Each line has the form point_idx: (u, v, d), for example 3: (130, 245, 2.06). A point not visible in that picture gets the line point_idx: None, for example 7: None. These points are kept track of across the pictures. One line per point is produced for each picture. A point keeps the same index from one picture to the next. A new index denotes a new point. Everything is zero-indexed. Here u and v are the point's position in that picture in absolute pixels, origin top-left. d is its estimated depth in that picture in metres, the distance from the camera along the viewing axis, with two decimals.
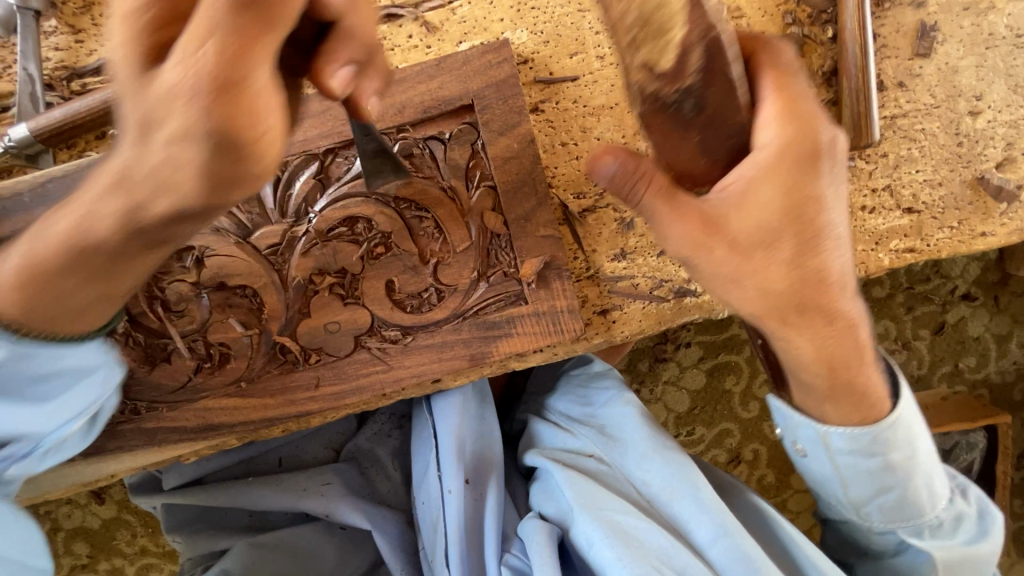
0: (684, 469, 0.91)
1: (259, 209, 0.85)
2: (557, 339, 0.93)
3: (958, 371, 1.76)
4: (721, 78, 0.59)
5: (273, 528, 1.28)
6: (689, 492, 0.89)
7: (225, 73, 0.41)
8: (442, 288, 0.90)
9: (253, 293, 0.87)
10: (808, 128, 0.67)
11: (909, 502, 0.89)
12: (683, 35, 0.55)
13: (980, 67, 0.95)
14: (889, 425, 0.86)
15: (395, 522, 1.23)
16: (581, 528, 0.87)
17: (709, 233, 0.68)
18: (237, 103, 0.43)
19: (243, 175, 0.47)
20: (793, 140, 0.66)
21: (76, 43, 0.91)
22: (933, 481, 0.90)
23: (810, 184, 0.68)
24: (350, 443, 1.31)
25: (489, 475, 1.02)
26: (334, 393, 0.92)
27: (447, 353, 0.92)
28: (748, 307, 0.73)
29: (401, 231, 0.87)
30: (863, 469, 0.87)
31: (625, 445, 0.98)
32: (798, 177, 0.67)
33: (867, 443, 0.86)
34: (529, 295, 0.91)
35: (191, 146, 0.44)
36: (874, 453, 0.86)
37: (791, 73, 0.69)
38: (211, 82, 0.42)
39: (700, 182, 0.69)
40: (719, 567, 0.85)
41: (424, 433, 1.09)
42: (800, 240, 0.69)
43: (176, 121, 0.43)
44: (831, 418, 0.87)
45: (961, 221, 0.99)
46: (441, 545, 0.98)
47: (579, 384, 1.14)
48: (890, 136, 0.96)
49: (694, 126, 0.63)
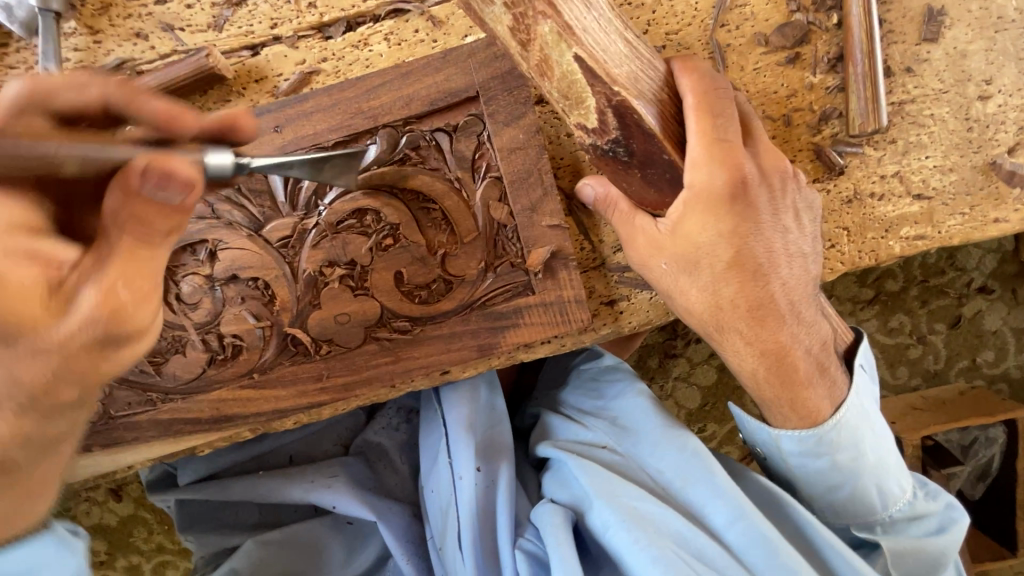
0: (699, 456, 0.91)
1: (270, 202, 0.86)
2: (565, 329, 0.93)
3: (975, 365, 1.73)
4: (637, 130, 0.81)
5: (284, 523, 1.30)
6: (704, 478, 0.89)
7: (123, 275, 0.57)
8: (450, 279, 0.91)
9: (265, 285, 0.89)
10: (730, 166, 0.82)
11: (860, 499, 0.91)
12: (596, 104, 0.79)
13: (990, 51, 0.95)
14: (835, 429, 0.89)
15: (404, 515, 1.24)
16: (596, 512, 0.88)
17: (655, 247, 0.86)
18: (135, 291, 0.58)
19: (126, 345, 0.60)
20: (713, 178, 0.81)
21: (94, 43, 0.86)
22: (887, 481, 0.90)
23: (733, 213, 0.83)
24: (359, 437, 1.32)
25: (500, 463, 1.02)
26: (344, 384, 0.93)
27: (455, 344, 0.93)
28: (688, 314, 0.90)
29: (409, 223, 0.88)
30: (810, 468, 0.92)
31: (636, 435, 0.98)
32: (718, 209, 0.82)
33: (810, 444, 0.90)
34: (536, 285, 0.92)
35: (81, 345, 0.56)
36: (817, 452, 0.90)
37: (725, 115, 0.82)
38: (108, 283, 0.56)
39: (658, 207, 0.87)
40: (737, 549, 0.85)
41: (434, 424, 1.10)
42: (726, 258, 0.84)
43: (74, 333, 0.56)
44: (780, 419, 0.92)
45: (972, 206, 0.98)
46: (454, 530, 0.99)
47: (591, 378, 1.14)
48: (898, 122, 0.96)
49: (633, 168, 0.85)
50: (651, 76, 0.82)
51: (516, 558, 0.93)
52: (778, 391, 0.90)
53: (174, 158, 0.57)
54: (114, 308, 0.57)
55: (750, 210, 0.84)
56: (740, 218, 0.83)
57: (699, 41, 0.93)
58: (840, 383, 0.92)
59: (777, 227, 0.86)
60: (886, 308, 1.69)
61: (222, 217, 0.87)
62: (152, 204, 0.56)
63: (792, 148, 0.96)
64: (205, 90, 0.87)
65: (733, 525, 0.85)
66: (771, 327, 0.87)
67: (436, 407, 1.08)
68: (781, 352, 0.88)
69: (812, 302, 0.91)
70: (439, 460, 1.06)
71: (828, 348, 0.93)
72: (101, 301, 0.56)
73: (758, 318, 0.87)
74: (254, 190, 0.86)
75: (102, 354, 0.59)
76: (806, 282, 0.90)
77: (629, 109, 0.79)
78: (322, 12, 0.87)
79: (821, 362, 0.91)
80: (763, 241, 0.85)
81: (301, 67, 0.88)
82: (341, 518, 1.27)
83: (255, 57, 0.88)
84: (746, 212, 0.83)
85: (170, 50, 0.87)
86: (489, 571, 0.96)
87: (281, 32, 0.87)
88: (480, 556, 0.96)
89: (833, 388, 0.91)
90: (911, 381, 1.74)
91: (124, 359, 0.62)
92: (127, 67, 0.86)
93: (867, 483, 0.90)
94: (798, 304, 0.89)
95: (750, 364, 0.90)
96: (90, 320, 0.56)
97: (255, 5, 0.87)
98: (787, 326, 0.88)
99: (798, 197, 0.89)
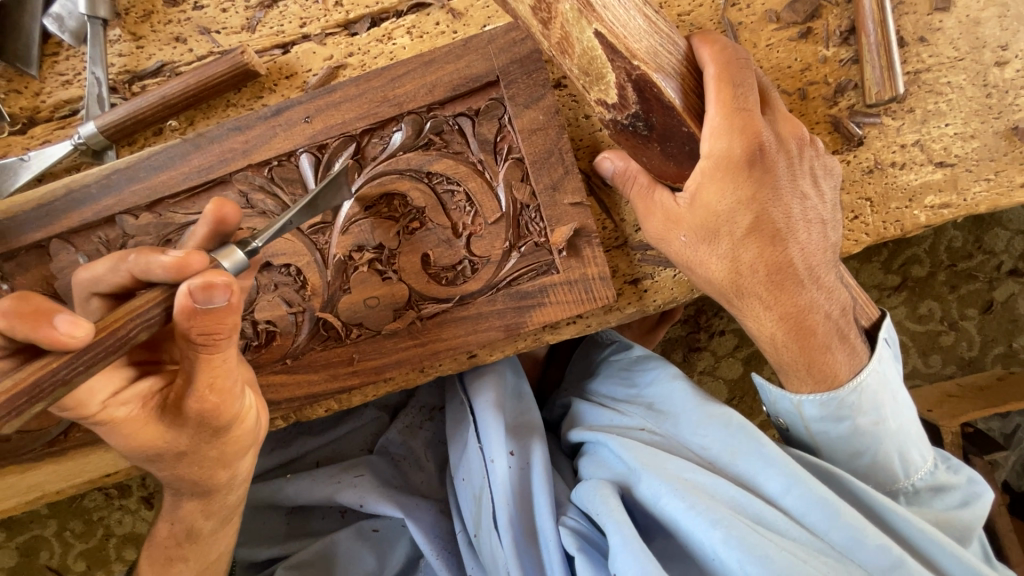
0: (744, 428, 0.89)
1: (302, 190, 0.89)
2: (590, 306, 0.94)
3: (1012, 352, 1.67)
4: (656, 104, 0.83)
5: (312, 533, 1.25)
6: (753, 448, 0.87)
7: (206, 385, 0.63)
8: (476, 260, 0.93)
9: (297, 271, 0.92)
10: (748, 139, 0.82)
11: (881, 467, 0.90)
12: (614, 79, 0.83)
13: (1004, 18, 0.95)
14: (852, 396, 0.88)
15: (436, 516, 1.18)
16: (646, 483, 0.87)
17: (673, 217, 0.87)
18: (224, 393, 0.64)
19: (220, 422, 0.67)
20: (730, 149, 0.82)
21: (137, 48, 0.92)
22: (908, 448, 0.90)
23: (748, 184, 0.84)
24: (383, 437, 1.30)
25: (531, 441, 1.03)
26: (374, 367, 0.95)
27: (482, 326, 0.95)
28: (706, 283, 0.90)
29: (435, 206, 0.91)
30: (830, 436, 0.92)
31: (675, 416, 0.97)
32: (736, 180, 0.83)
33: (827, 409, 0.89)
34: (560, 264, 0.93)
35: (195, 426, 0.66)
36: (833, 415, 0.90)
37: (747, 90, 0.83)
38: (196, 396, 0.63)
39: (679, 178, 0.89)
40: (798, 514, 0.82)
41: (463, 417, 1.12)
42: (744, 225, 0.85)
43: (202, 421, 0.66)
44: (797, 386, 0.92)
45: (998, 172, 0.97)
46: (489, 514, 0.98)
47: (622, 367, 1.14)
48: (916, 91, 0.96)
49: (653, 141, 0.88)
50: (672, 50, 0.84)
51: (561, 534, 0.92)
52: (802, 358, 0.90)
53: (212, 271, 0.57)
54: (207, 411, 0.64)
55: (767, 177, 0.84)
56: (758, 184, 0.84)
57: (710, 21, 0.95)
58: (860, 351, 0.91)
59: (795, 193, 0.87)
60: (914, 294, 1.66)
61: (256, 207, 0.90)
62: (200, 320, 0.56)
63: (808, 121, 0.97)
64: (239, 88, 0.92)
65: (792, 489, 0.83)
66: (794, 294, 0.88)
67: (465, 398, 1.11)
68: (802, 315, 0.88)
69: (828, 272, 0.90)
70: (470, 448, 1.07)
71: (849, 315, 0.92)
72: (199, 409, 0.64)
73: (775, 283, 0.87)
74: (287, 179, 0.89)
75: (224, 441, 0.70)
76: (824, 250, 0.90)
77: (649, 82, 0.81)
78: (348, 10, 0.93)
79: (841, 328, 0.90)
80: (784, 208, 0.86)
81: (329, 62, 0.93)
82: (365, 526, 1.20)
83: (286, 55, 0.93)
84: (763, 183, 0.84)
85: (207, 52, 0.92)
86: (533, 552, 0.94)
87: (310, 30, 0.93)
88: (519, 537, 0.94)
89: (856, 357, 0.90)
90: (945, 369, 1.69)
91: (240, 443, 0.73)
92: (168, 70, 0.92)
93: (888, 450, 0.89)
94: (820, 266, 0.89)
95: (767, 330, 0.90)
96: (199, 425, 0.66)
97: (285, 7, 0.92)
98: (803, 292, 0.88)
99: (815, 163, 0.90)
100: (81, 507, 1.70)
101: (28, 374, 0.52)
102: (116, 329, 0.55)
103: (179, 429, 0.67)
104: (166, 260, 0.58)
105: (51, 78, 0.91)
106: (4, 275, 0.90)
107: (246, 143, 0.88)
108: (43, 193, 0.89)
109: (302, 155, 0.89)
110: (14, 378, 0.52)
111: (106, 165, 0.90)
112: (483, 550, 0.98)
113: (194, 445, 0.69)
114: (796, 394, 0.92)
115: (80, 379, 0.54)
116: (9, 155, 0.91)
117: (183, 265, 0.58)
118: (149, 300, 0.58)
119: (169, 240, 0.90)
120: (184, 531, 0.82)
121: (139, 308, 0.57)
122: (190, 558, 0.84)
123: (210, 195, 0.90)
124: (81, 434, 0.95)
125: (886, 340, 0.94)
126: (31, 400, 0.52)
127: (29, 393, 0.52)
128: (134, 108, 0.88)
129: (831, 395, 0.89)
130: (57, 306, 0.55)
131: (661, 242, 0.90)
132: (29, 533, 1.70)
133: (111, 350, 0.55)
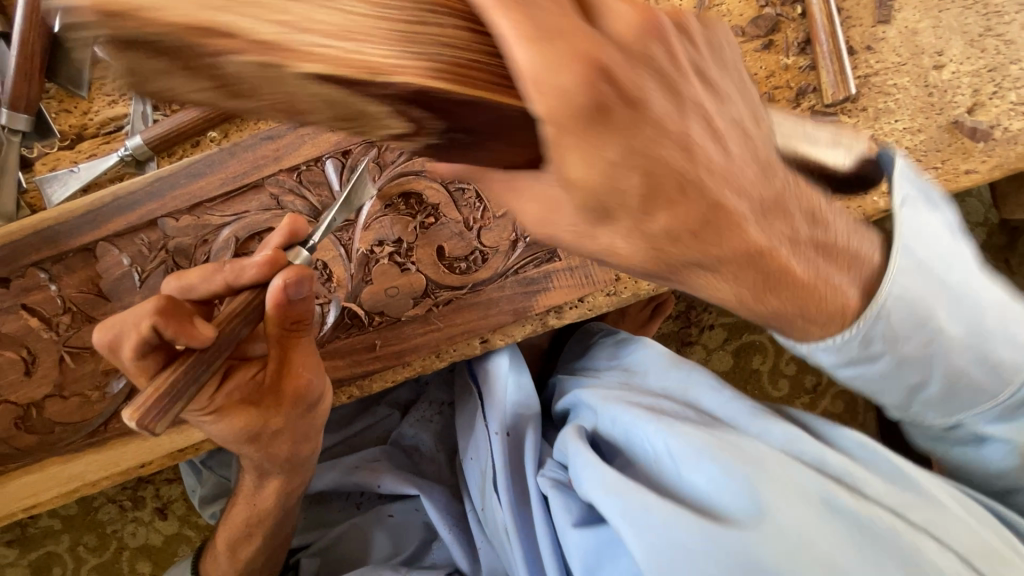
0: (696, 370, 1.02)
1: (329, 192, 0.99)
2: (590, 289, 1.06)
3: None
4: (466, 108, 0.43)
5: (329, 523, 1.30)
6: (701, 382, 1.00)
7: (300, 364, 0.76)
8: (485, 250, 1.03)
9: (324, 266, 1.01)
10: (588, 63, 0.44)
11: (959, 384, 0.71)
12: (377, 104, 0.40)
13: (937, 28, 1.10)
14: (911, 324, 0.68)
15: (448, 497, 1.24)
16: (604, 411, 0.99)
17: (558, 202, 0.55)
18: (313, 369, 0.78)
19: (310, 396, 0.79)
20: (578, 77, 0.43)
21: None
22: (987, 347, 0.70)
23: (608, 128, 0.47)
24: (396, 430, 1.37)
25: (527, 424, 1.12)
26: (395, 352, 1.04)
27: (493, 311, 1.04)
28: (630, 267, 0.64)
29: (447, 203, 1.01)
30: (909, 374, 0.72)
31: (645, 371, 1.09)
32: (592, 136, 0.47)
33: (889, 347, 0.69)
34: (562, 252, 1.04)
35: (293, 407, 0.78)
36: (896, 350, 0.69)
37: None
38: (292, 375, 0.76)
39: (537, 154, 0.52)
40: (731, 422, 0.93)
41: (467, 402, 1.23)
42: (638, 187, 0.53)
43: (294, 399, 0.77)
44: (853, 344, 0.70)
45: (943, 161, 1.08)
46: (490, 480, 1.08)
47: (605, 343, 1.25)
48: (866, 92, 1.10)
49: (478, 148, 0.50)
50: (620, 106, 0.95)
51: (540, 482, 1.00)
52: (797, 298, 0.67)
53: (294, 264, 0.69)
54: (302, 388, 0.77)
55: (641, 116, 0.49)
56: (632, 127, 0.49)
57: None
58: (859, 262, 0.70)
59: (694, 109, 0.54)
60: None
61: (285, 208, 0.99)
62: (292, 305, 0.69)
63: None
64: None
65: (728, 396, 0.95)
66: (739, 233, 0.61)
67: (472, 384, 1.21)
68: (763, 256, 0.63)
69: (776, 177, 0.63)
70: (479, 430, 1.16)
71: (818, 221, 0.68)
72: (296, 386, 0.77)
73: (705, 238, 0.60)
74: (314, 182, 0.99)
75: (311, 418, 0.82)
76: (761, 176, 0.61)
77: (431, 94, 0.40)
78: None
79: (816, 242, 0.68)
80: (680, 140, 0.53)
81: None
82: (382, 512, 1.25)
83: None
84: (642, 112, 0.50)
85: None
86: (523, 510, 1.03)
87: None
88: (513, 497, 1.03)
89: (864, 270, 0.70)
90: None
91: (322, 420, 0.85)
92: None
93: (962, 366, 0.70)
94: (777, 217, 0.64)
95: (733, 291, 0.67)
96: (290, 405, 0.77)
97: None
98: (749, 225, 0.61)
99: (691, 61, 0.54)
100: (95, 521, 1.72)
101: (163, 379, 0.59)
102: (225, 329, 0.65)
103: (274, 408, 0.76)
104: (255, 261, 0.70)
105: (98, 99, 1.03)
106: (52, 276, 0.98)
107: (278, 150, 0.99)
108: (90, 201, 0.97)
109: (328, 160, 0.99)
110: (153, 385, 0.59)
111: (149, 173, 1.00)
112: (489, 518, 1.09)
113: (289, 424, 0.80)
114: (863, 341, 0.69)
115: (203, 378, 0.62)
116: (59, 168, 1.01)
117: (274, 262, 0.69)
118: (241, 299, 0.68)
119: (207, 239, 0.99)
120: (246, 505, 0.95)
121: (238, 306, 0.67)
122: (258, 535, 0.96)
123: (244, 199, 0.99)
124: (121, 424, 1.02)
125: (907, 198, 0.71)
126: (172, 401, 0.59)
127: (168, 394, 0.59)
128: (176, 121, 0.99)
129: (888, 325, 0.68)
130: (186, 308, 0.65)
131: (588, 237, 0.59)
132: (42, 549, 1.71)
133: (226, 348, 0.64)
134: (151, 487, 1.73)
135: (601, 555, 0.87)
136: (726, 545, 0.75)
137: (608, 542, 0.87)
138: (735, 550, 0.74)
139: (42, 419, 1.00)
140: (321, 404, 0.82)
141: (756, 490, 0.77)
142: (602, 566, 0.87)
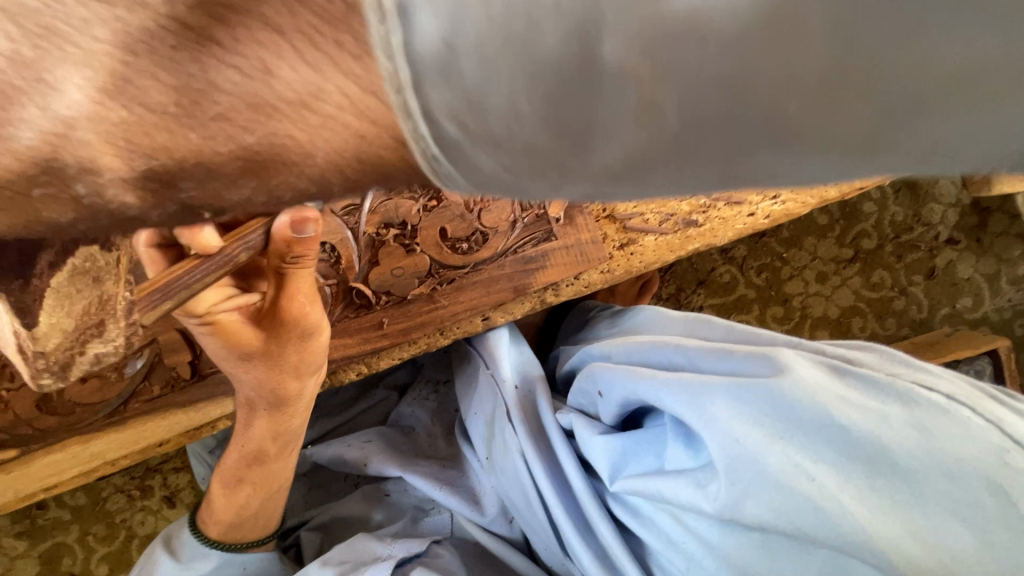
0: (694, 317, 1.11)
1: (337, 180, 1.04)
2: (585, 265, 1.13)
3: (957, 312, 1.87)
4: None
5: (329, 499, 1.37)
6: (703, 322, 1.07)
7: (296, 290, 0.85)
8: (487, 231, 1.08)
9: (331, 248, 1.03)
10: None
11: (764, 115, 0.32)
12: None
13: None
14: (534, 92, 0.32)
15: (440, 466, 1.29)
16: (619, 347, 1.06)
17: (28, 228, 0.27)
18: (311, 296, 0.88)
19: (310, 324, 0.90)
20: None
21: None
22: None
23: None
24: (395, 411, 1.44)
25: (533, 377, 1.20)
26: (401, 330, 1.09)
27: (493, 289, 1.10)
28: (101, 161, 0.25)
29: (449, 187, 1.06)
30: (626, 176, 0.37)
31: (636, 326, 1.20)
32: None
33: (533, 163, 0.36)
34: (558, 232, 1.11)
35: (291, 333, 0.89)
36: (564, 163, 0.36)
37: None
38: (291, 302, 0.86)
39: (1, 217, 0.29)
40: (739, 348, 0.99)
41: (464, 368, 1.32)
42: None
43: (291, 327, 0.88)
44: (481, 181, 0.38)
45: None
46: (499, 421, 1.16)
47: (596, 317, 1.35)
48: None
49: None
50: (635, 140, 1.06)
51: (556, 418, 1.09)
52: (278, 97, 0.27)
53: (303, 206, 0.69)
54: (295, 312, 0.87)
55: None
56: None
57: None
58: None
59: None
60: (866, 265, 1.85)
61: None
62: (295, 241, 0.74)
63: None
64: None
65: (730, 331, 1.01)
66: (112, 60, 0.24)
67: (469, 350, 1.29)
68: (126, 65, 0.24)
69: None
70: (479, 385, 1.25)
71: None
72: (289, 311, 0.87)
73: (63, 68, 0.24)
74: None
75: (304, 348, 0.93)
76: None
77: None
78: None
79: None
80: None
81: None
82: (381, 490, 1.31)
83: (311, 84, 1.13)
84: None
85: None
86: (538, 441, 1.09)
87: None
88: (529, 429, 1.10)
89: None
90: (900, 331, 1.87)
91: (314, 354, 0.96)
92: None
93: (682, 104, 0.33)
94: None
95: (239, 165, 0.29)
96: (286, 329, 0.88)
97: None
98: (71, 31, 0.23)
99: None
100: (103, 511, 1.75)
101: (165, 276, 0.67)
102: (225, 248, 0.68)
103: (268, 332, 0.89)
104: None
105: None
106: None
107: None
108: None
109: None
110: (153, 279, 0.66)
111: None
112: (498, 458, 1.15)
113: (283, 350, 0.91)
114: (466, 166, 0.36)
115: (199, 286, 0.68)
116: None
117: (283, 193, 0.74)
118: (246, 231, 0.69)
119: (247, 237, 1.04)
120: (259, 455, 1.07)
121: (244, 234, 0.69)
122: (253, 479, 1.09)
123: None
124: (140, 404, 1.07)
125: None
126: (163, 298, 0.66)
127: (161, 291, 0.66)
128: None
129: (494, 121, 0.33)
130: None
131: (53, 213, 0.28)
132: (51, 541, 1.72)
133: (223, 264, 0.68)
134: (159, 476, 1.77)
135: (627, 454, 0.93)
136: (753, 393, 0.77)
137: (635, 442, 0.93)
138: (760, 398, 0.76)
139: (62, 401, 1.03)
140: (319, 335, 0.93)
141: (763, 354, 0.83)
142: (626, 464, 0.93)
